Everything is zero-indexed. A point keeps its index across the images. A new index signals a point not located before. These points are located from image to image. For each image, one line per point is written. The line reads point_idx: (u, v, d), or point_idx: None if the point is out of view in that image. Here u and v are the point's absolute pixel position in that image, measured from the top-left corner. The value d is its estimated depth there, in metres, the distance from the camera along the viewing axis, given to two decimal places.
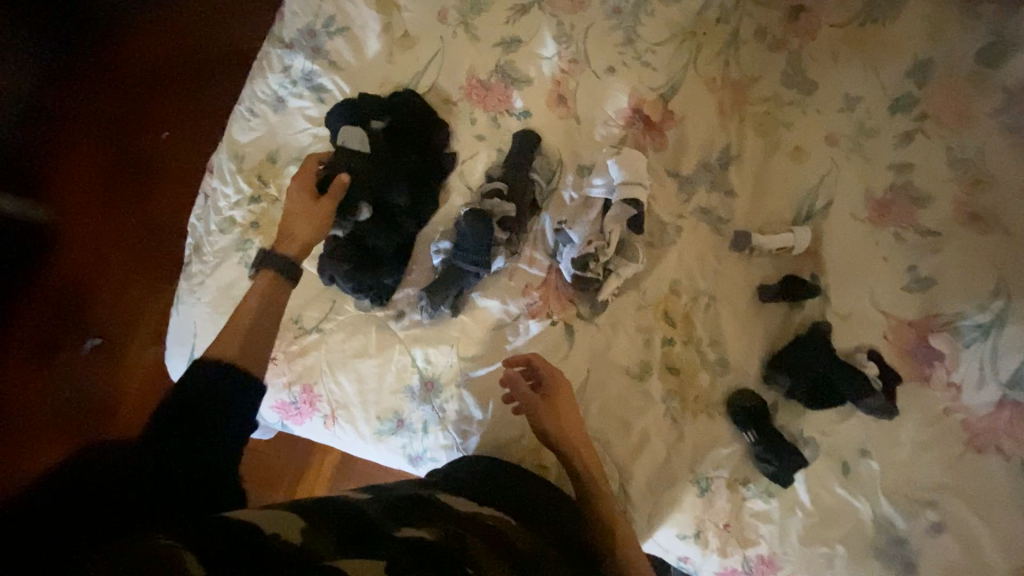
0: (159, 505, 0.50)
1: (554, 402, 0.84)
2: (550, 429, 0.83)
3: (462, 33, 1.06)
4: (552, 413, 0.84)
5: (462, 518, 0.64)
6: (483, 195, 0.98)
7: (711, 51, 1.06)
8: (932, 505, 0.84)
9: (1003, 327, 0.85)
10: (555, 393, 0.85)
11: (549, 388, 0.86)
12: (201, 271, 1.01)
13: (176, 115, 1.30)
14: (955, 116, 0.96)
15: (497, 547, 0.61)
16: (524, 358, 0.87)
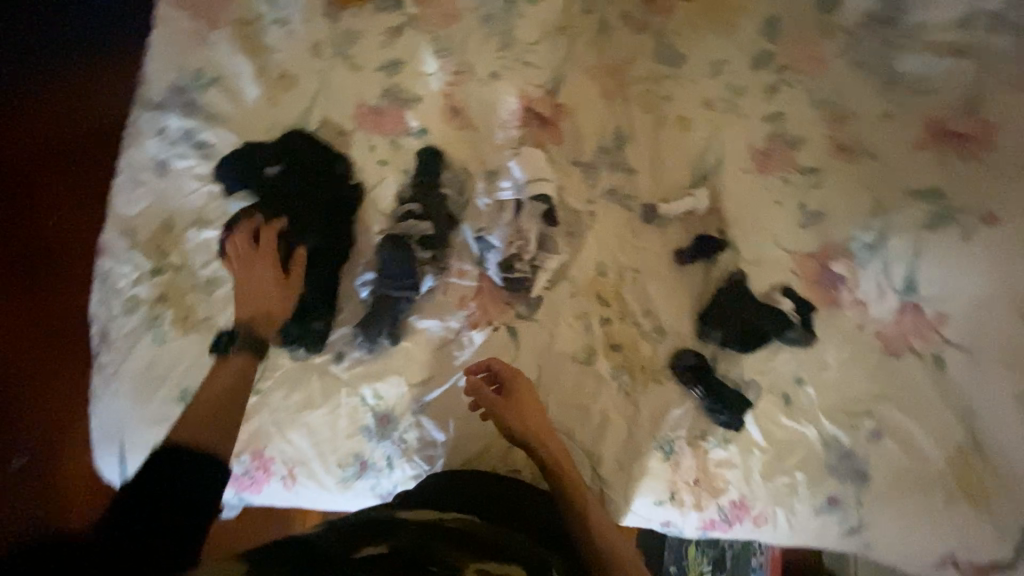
0: (126, 564, 0.58)
1: (519, 401, 0.86)
2: (514, 428, 0.84)
3: (342, 63, 1.05)
4: (517, 412, 0.85)
5: (426, 521, 0.65)
6: (399, 218, 0.97)
7: (586, 41, 1.11)
8: (869, 415, 0.94)
9: (888, 242, 0.96)
10: (516, 392, 0.87)
11: (509, 390, 0.87)
12: (112, 360, 0.93)
13: (63, 203, 1.23)
14: (811, 62, 1.12)
15: (464, 541, 0.62)
16: (485, 363, 0.88)
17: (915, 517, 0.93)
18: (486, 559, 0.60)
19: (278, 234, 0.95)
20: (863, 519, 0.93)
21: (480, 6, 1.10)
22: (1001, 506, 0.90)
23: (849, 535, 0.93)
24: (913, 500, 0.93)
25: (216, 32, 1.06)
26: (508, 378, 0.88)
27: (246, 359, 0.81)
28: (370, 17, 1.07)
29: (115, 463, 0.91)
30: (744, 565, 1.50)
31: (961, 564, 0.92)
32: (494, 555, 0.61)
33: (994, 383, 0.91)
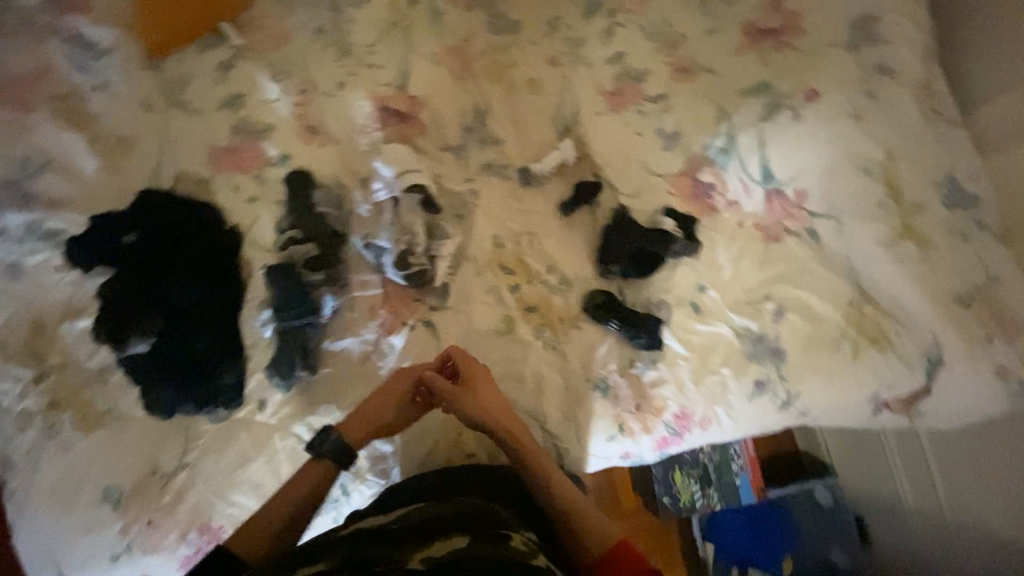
0: None
1: (474, 389, 0.84)
2: (475, 418, 0.82)
3: (182, 113, 1.02)
4: (473, 400, 0.83)
5: (366, 530, 0.68)
6: (285, 249, 0.96)
7: (422, 30, 1.12)
8: (768, 298, 1.03)
9: (737, 141, 1.04)
10: (472, 383, 0.85)
11: (467, 381, 0.86)
12: (20, 483, 0.86)
13: None
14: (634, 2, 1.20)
15: (404, 536, 0.66)
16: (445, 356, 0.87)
17: (834, 373, 1.03)
18: (426, 544, 0.64)
19: (156, 302, 0.91)
20: (793, 391, 1.01)
21: (307, 21, 1.09)
22: (899, 336, 1.05)
23: (785, 408, 1.02)
24: (828, 358, 1.03)
25: (35, 114, 0.95)
26: (468, 373, 0.86)
27: (328, 467, 0.80)
28: (198, 60, 1.05)
29: None
30: (727, 472, 1.59)
31: (883, 394, 1.06)
32: (434, 537, 0.65)
33: (858, 235, 1.03)
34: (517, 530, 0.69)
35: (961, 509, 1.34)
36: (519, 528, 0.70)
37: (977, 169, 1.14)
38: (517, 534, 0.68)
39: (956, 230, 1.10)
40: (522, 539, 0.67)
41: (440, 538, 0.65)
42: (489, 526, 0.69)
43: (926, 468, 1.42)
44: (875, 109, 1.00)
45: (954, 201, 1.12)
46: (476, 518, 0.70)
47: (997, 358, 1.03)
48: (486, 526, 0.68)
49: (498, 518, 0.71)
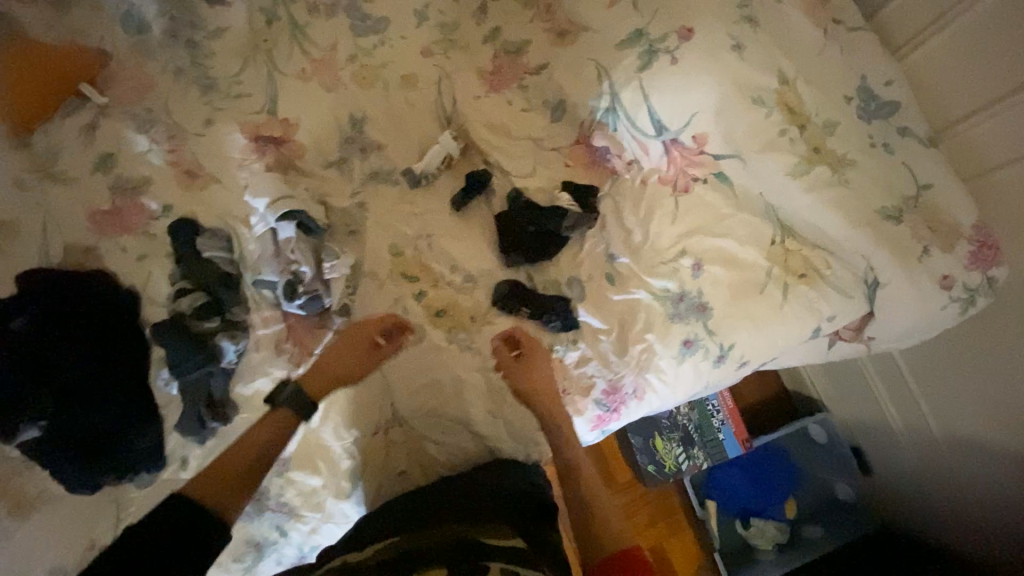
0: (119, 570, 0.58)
1: (531, 369, 0.89)
2: (528, 386, 0.88)
3: (53, 183, 0.99)
4: (529, 378, 0.88)
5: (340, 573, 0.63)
6: (173, 301, 0.92)
7: (284, 48, 1.07)
8: (683, 254, 0.99)
9: (620, 96, 0.98)
10: (525, 356, 0.91)
11: (527, 356, 0.91)
12: None
13: None
14: None
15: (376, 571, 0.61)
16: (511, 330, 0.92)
17: (768, 317, 0.98)
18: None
19: (44, 385, 0.85)
20: (725, 343, 0.97)
21: (167, 64, 1.06)
22: (829, 267, 1.00)
23: (721, 363, 0.98)
24: (758, 303, 0.98)
25: None
26: (528, 348, 0.91)
27: (287, 414, 0.77)
28: (62, 125, 1.01)
29: None
30: (710, 430, 1.56)
31: (826, 327, 1.02)
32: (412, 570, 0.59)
33: (766, 168, 0.97)
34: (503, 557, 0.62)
35: (949, 424, 1.25)
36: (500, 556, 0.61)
37: (893, 71, 1.06)
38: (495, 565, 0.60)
39: (876, 142, 1.02)
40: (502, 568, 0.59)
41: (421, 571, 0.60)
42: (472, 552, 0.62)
43: (908, 385, 1.33)
44: (756, 36, 0.94)
45: (870, 113, 1.04)
46: (462, 545, 0.63)
47: (937, 268, 0.98)
48: (465, 560, 0.61)
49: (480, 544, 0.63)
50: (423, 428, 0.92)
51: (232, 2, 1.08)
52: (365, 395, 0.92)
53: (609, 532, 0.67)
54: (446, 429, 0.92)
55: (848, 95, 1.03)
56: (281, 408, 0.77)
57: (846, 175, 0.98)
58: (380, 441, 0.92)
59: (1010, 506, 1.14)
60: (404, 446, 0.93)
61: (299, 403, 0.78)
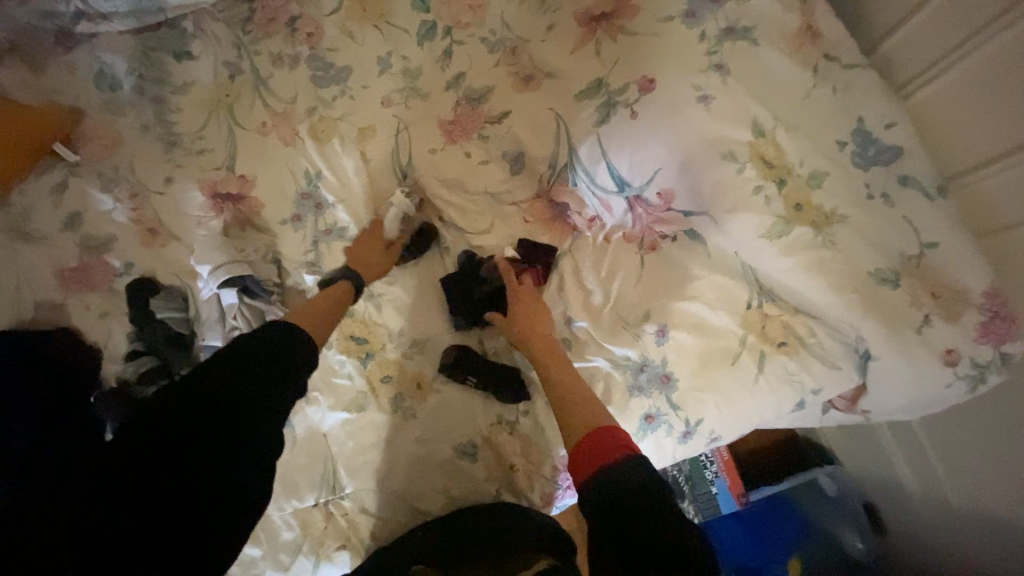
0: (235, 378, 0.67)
1: (519, 304, 0.92)
2: (520, 333, 0.89)
3: (24, 242, 1.01)
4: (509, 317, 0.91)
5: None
6: (125, 362, 0.94)
7: (246, 102, 1.07)
8: (647, 318, 0.92)
9: (578, 152, 0.94)
10: (512, 307, 0.92)
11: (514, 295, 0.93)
12: None
13: None
14: (469, 11, 1.06)
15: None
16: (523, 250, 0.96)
17: (738, 390, 0.89)
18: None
19: None
20: (692, 420, 0.90)
21: (134, 121, 1.07)
22: (814, 335, 0.90)
23: (687, 439, 0.91)
24: (728, 376, 0.89)
25: None
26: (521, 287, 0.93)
27: (346, 285, 0.90)
28: (36, 185, 1.04)
29: None
30: (702, 483, 1.44)
31: (811, 399, 0.91)
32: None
33: (737, 228, 0.87)
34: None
35: (965, 495, 1.08)
36: None
37: (896, 113, 0.91)
38: None
39: (872, 193, 0.89)
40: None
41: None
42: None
43: (920, 447, 1.17)
44: (725, 85, 0.86)
45: (867, 160, 0.90)
46: None
47: (939, 341, 0.86)
48: None
49: None
50: (365, 501, 0.89)
51: (198, 56, 1.09)
52: (306, 467, 0.89)
53: (584, 419, 0.74)
54: (387, 503, 0.88)
55: (842, 140, 0.91)
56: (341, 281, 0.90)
57: (832, 236, 0.87)
58: (319, 513, 0.89)
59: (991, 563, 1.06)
60: (345, 520, 0.89)
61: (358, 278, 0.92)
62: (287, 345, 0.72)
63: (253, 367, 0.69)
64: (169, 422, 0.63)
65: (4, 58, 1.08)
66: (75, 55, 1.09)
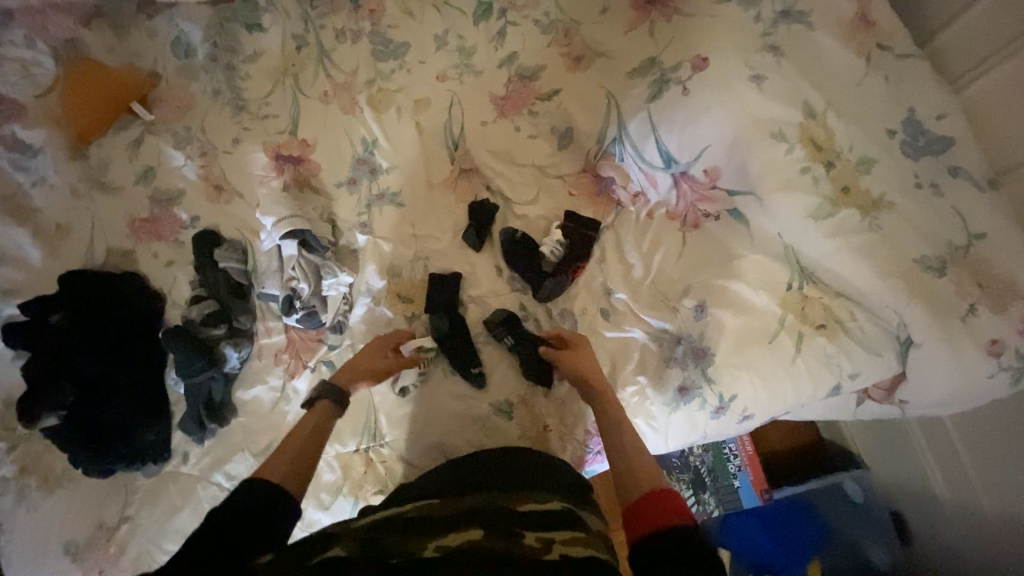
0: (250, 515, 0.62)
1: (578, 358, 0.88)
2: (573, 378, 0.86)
3: (102, 193, 1.09)
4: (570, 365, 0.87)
5: (385, 521, 0.67)
6: (189, 305, 1.00)
7: (310, 71, 1.13)
8: (686, 294, 0.94)
9: (627, 127, 0.98)
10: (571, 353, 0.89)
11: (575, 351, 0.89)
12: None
13: None
14: None
15: (412, 528, 0.65)
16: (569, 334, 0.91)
17: (774, 370, 0.90)
18: (441, 535, 0.63)
19: (69, 379, 0.95)
20: (726, 395, 0.90)
21: (207, 85, 1.15)
22: (854, 319, 0.90)
23: (720, 415, 0.92)
24: (765, 355, 0.90)
25: None
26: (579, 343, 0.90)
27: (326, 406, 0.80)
28: (114, 140, 1.12)
29: None
30: (724, 476, 1.43)
31: (847, 385, 0.91)
32: (449, 528, 0.65)
33: (781, 209, 0.89)
34: (536, 527, 0.66)
35: (998, 501, 1.06)
36: (535, 525, 0.67)
37: (946, 105, 0.91)
38: (530, 532, 0.65)
39: (921, 182, 0.89)
40: (537, 536, 0.64)
41: (456, 530, 0.65)
42: (503, 524, 0.66)
43: (954, 451, 1.15)
44: (779, 67, 0.88)
45: (917, 149, 0.90)
46: (504, 513, 0.68)
47: (983, 331, 0.85)
48: (507, 524, 0.66)
49: (511, 516, 0.67)
50: (403, 451, 0.93)
51: (267, 27, 1.16)
52: (350, 414, 0.95)
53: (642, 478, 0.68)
54: (423, 454, 0.92)
55: (892, 129, 0.91)
56: (322, 401, 0.80)
57: (879, 220, 0.87)
58: (359, 459, 0.93)
59: None
60: (382, 467, 0.93)
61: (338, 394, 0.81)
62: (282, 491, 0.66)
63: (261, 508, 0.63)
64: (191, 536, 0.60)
65: (93, 23, 1.17)
66: (157, 22, 1.17)
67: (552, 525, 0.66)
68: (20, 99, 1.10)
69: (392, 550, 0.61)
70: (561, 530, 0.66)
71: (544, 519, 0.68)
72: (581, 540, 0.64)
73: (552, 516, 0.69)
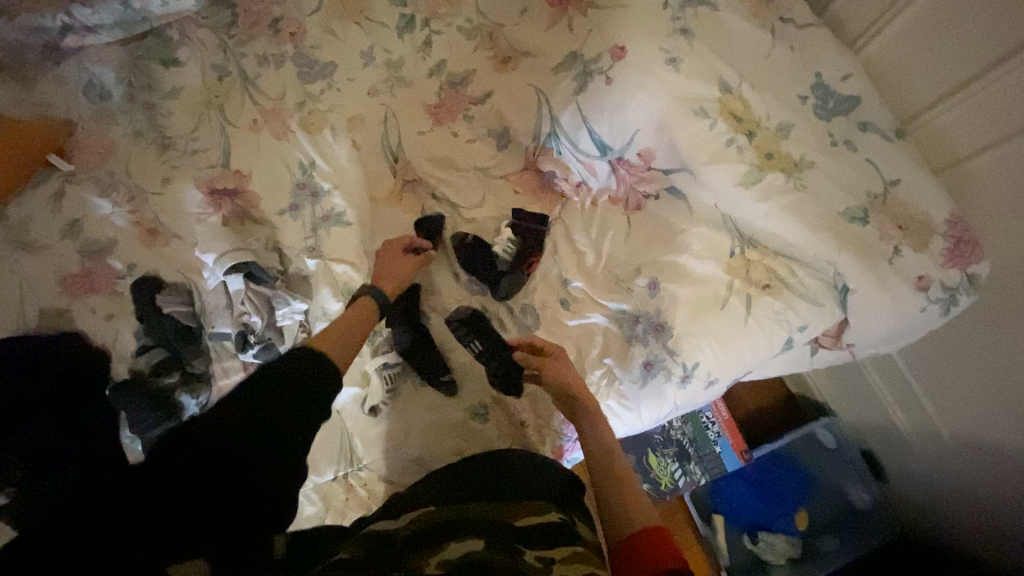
0: (263, 433, 0.61)
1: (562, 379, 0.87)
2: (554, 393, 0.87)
3: (24, 252, 1.03)
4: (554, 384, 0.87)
5: (380, 536, 0.66)
6: (135, 357, 0.96)
7: (236, 101, 1.11)
8: (638, 273, 0.98)
9: (559, 122, 1.00)
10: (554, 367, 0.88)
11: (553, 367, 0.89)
12: None
13: None
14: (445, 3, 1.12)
15: (410, 544, 0.64)
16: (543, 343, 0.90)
17: (731, 333, 0.94)
18: (442, 549, 0.61)
19: (7, 454, 0.87)
20: (689, 363, 0.94)
21: (126, 127, 1.10)
22: (795, 275, 0.95)
23: (686, 383, 0.95)
24: (719, 320, 0.94)
25: None
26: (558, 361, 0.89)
27: (366, 298, 0.86)
28: (33, 195, 1.05)
29: None
30: (705, 444, 1.46)
31: (798, 337, 0.96)
32: (451, 541, 0.64)
33: (715, 181, 0.93)
34: (537, 544, 0.65)
35: (955, 424, 1.14)
36: (536, 542, 0.66)
37: (850, 65, 0.99)
38: (532, 550, 0.64)
39: (836, 140, 0.96)
40: (536, 554, 0.63)
41: (456, 541, 0.64)
42: (505, 539, 0.65)
43: (908, 385, 1.22)
44: (691, 47, 0.92)
45: (828, 111, 0.97)
46: (504, 527, 0.67)
47: (909, 269, 0.92)
48: (507, 539, 0.65)
49: (511, 531, 0.66)
50: (383, 470, 0.92)
51: (185, 62, 1.12)
52: (322, 443, 0.93)
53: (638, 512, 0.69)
54: (405, 470, 0.91)
55: (802, 95, 0.97)
56: (363, 297, 0.86)
57: (803, 180, 0.93)
58: (339, 486, 0.91)
59: (991, 503, 1.12)
60: (364, 490, 0.91)
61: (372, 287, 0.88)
62: (302, 386, 0.66)
63: (273, 424, 0.62)
64: (197, 480, 0.57)
65: None
66: (63, 69, 1.11)
67: (550, 542, 0.66)
68: None
69: (389, 562, 0.60)
70: (559, 546, 0.65)
71: (543, 535, 0.67)
72: (581, 558, 0.63)
73: (551, 530, 0.68)
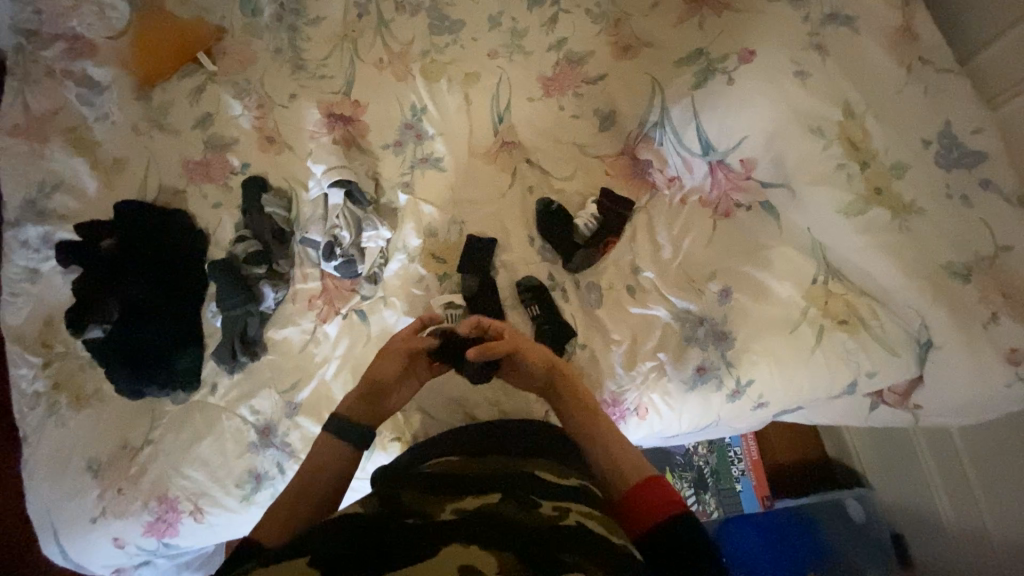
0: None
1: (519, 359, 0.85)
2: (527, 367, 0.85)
3: (160, 133, 1.15)
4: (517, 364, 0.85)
5: (402, 481, 0.68)
6: (232, 243, 1.05)
7: (369, 38, 1.19)
8: (713, 278, 0.98)
9: (670, 113, 1.03)
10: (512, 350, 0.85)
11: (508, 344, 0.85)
12: (30, 452, 0.98)
13: None
14: None
15: (428, 490, 0.65)
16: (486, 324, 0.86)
17: (795, 360, 0.91)
18: (459, 497, 0.64)
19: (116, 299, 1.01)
20: (743, 379, 0.92)
21: (269, 43, 1.20)
22: (876, 318, 0.92)
23: (735, 399, 0.93)
24: (785, 343, 0.92)
25: (50, 144, 1.10)
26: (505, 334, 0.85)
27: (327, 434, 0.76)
28: (177, 86, 1.17)
29: (52, 545, 0.94)
30: (727, 479, 1.43)
31: (864, 383, 0.92)
32: (467, 491, 0.65)
33: (814, 203, 0.92)
34: (554, 497, 0.66)
35: (1005, 523, 1.04)
36: (554, 493, 0.67)
37: (984, 119, 0.92)
38: (549, 501, 0.65)
39: (953, 192, 0.90)
40: (554, 504, 0.64)
41: (473, 495, 0.65)
42: (521, 490, 0.66)
43: (961, 470, 1.12)
44: (823, 65, 0.92)
45: (952, 160, 0.91)
46: (520, 481, 0.69)
47: (1004, 340, 0.85)
48: (525, 491, 0.66)
49: (529, 484, 0.68)
50: (423, 403, 0.96)
51: None
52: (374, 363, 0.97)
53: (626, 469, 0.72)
54: (444, 407, 0.95)
55: (926, 139, 0.92)
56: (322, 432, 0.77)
57: (908, 223, 0.89)
58: None
59: None
60: (402, 416, 0.96)
61: (342, 427, 0.76)
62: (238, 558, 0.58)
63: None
64: None
65: None
66: None
67: (567, 497, 0.66)
68: (96, 40, 1.18)
69: (410, 507, 0.61)
70: (576, 502, 0.65)
71: (559, 491, 0.67)
72: (596, 515, 0.63)
73: (569, 490, 0.69)
